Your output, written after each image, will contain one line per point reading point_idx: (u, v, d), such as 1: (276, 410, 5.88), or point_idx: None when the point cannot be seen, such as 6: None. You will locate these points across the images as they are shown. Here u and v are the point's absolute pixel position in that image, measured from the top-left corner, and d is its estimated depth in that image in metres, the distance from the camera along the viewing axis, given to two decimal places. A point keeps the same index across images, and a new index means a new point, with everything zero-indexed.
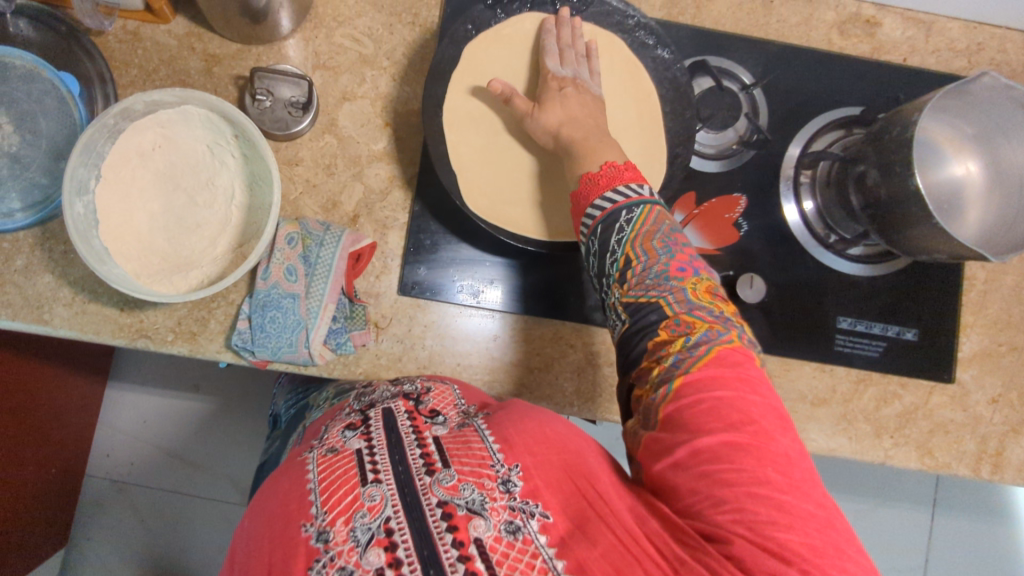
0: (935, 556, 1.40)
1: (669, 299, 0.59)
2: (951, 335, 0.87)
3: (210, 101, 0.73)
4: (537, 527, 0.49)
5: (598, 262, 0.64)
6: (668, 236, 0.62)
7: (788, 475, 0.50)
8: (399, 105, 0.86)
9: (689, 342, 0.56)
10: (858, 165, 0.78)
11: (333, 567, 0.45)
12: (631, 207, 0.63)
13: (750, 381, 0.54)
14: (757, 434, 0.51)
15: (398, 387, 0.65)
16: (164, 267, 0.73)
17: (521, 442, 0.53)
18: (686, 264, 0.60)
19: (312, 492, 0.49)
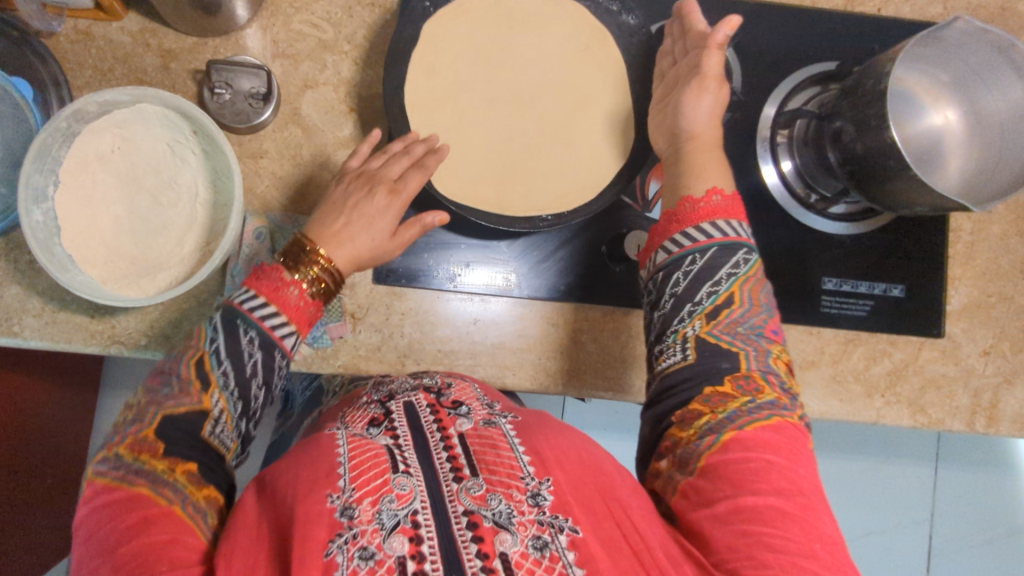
0: (940, 509, 1.40)
1: (751, 353, 0.60)
2: (939, 290, 0.85)
3: (165, 97, 0.71)
4: (566, 542, 0.46)
5: (688, 283, 0.63)
6: (766, 294, 0.65)
7: (831, 554, 0.50)
8: (363, 89, 0.84)
9: (753, 404, 0.57)
10: (833, 121, 0.76)
11: (354, 544, 0.44)
12: (748, 248, 0.64)
13: (802, 458, 0.55)
14: (804, 507, 0.52)
15: (418, 379, 0.68)
16: (131, 270, 0.72)
17: (553, 458, 0.53)
18: (776, 331, 0.63)
19: (341, 465, 0.51)
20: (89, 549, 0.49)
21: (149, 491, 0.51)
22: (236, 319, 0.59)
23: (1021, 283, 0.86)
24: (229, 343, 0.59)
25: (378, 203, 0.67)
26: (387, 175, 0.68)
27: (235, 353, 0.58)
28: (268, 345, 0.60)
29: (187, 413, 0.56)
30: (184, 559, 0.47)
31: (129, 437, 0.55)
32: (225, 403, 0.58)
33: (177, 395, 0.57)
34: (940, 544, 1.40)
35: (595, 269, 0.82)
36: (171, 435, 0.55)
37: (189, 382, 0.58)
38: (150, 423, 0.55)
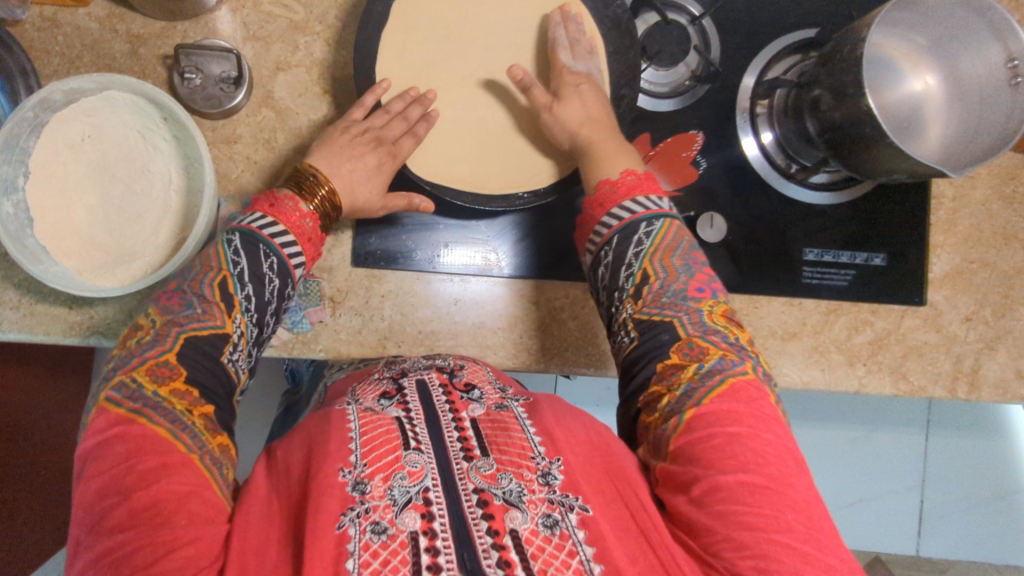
0: (931, 475, 1.41)
1: (684, 319, 0.59)
2: (921, 258, 0.85)
3: (133, 84, 0.70)
4: (577, 521, 0.47)
5: (610, 273, 0.64)
6: (687, 255, 0.63)
7: (808, 524, 0.49)
8: (337, 70, 0.82)
9: (703, 370, 0.56)
10: (812, 89, 0.75)
11: (366, 518, 0.45)
12: (650, 219, 0.63)
13: (764, 420, 0.53)
14: (775, 478, 0.50)
15: (431, 360, 0.67)
16: (107, 260, 0.72)
17: (564, 438, 0.53)
18: (704, 285, 0.62)
19: (352, 439, 0.50)
20: (99, 488, 0.47)
21: (168, 433, 0.49)
22: (257, 243, 0.60)
23: (1005, 249, 0.85)
24: (252, 266, 0.59)
25: (375, 159, 0.70)
26: (387, 134, 0.71)
27: (257, 275, 0.59)
28: (284, 273, 0.61)
29: (209, 336, 0.55)
30: (204, 512, 0.46)
31: (149, 359, 0.53)
32: (246, 328, 0.58)
33: (201, 317, 0.56)
34: (930, 509, 1.42)
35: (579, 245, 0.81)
36: (192, 363, 0.54)
37: (213, 304, 0.57)
38: (171, 346, 0.54)
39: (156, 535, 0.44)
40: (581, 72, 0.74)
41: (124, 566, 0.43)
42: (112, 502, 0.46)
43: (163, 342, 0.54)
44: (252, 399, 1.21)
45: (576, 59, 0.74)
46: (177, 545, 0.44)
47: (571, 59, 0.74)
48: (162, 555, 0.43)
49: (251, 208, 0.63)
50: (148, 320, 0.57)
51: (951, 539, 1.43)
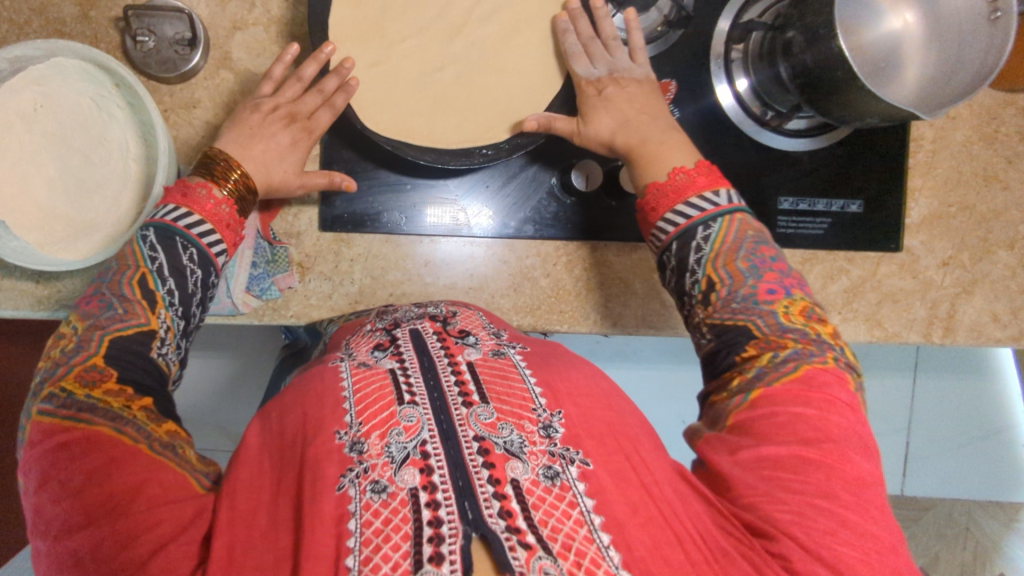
0: (918, 417, 1.43)
1: (758, 322, 0.57)
2: (899, 203, 0.83)
3: (80, 50, 0.68)
4: (577, 473, 0.47)
5: (676, 277, 0.63)
6: (752, 254, 0.60)
7: (858, 496, 0.48)
8: (296, 27, 0.79)
9: (777, 359, 0.55)
10: (785, 32, 0.71)
11: (366, 478, 0.45)
12: (707, 222, 0.61)
13: (838, 405, 0.51)
14: (831, 453, 0.49)
15: (421, 309, 0.66)
16: (69, 233, 0.71)
17: (564, 391, 0.53)
18: (776, 286, 0.59)
19: (346, 399, 0.50)
20: (50, 496, 0.46)
21: (112, 430, 0.49)
22: (173, 235, 0.58)
23: (985, 191, 0.84)
24: (170, 259, 0.58)
25: (288, 138, 0.68)
26: (302, 109, 0.69)
27: (179, 269, 0.58)
28: (206, 263, 0.60)
29: (135, 334, 0.55)
30: (162, 496, 0.46)
31: (75, 367, 0.52)
32: (172, 321, 0.58)
33: (124, 317, 0.55)
34: (916, 451, 1.45)
35: (552, 199, 0.80)
36: (121, 359, 0.53)
37: (134, 302, 0.56)
38: (97, 349, 0.53)
39: (117, 525, 0.44)
40: (600, 76, 0.72)
41: (92, 562, 0.44)
42: (67, 506, 0.45)
43: (90, 346, 0.53)
44: (241, 365, 1.22)
45: (595, 64, 0.72)
46: (141, 529, 0.44)
47: (589, 65, 0.73)
48: (128, 539, 0.43)
49: (163, 201, 0.61)
50: (71, 327, 0.55)
51: (934, 478, 1.47)
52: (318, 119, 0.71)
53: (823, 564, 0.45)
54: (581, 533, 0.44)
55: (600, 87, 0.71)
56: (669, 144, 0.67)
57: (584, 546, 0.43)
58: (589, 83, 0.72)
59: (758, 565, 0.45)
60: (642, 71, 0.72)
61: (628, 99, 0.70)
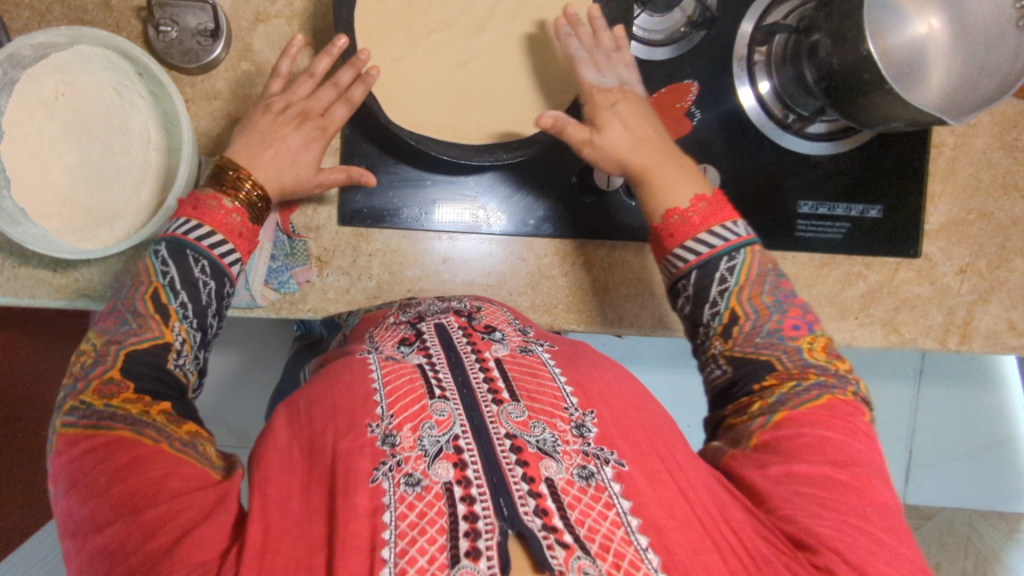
0: (922, 426, 1.43)
1: (782, 356, 0.56)
2: (918, 209, 0.83)
3: (103, 38, 0.67)
4: (611, 474, 0.46)
5: (692, 306, 0.62)
6: (775, 288, 0.60)
7: (887, 517, 0.48)
8: (318, 20, 0.78)
9: (799, 386, 0.54)
10: (811, 35, 0.71)
11: (400, 471, 0.44)
12: (731, 252, 0.60)
13: (860, 432, 0.52)
14: (859, 476, 0.49)
15: (446, 303, 0.66)
16: (88, 221, 0.71)
17: (596, 392, 0.53)
18: (800, 321, 0.58)
19: (376, 392, 0.51)
20: (78, 498, 0.46)
21: (131, 433, 0.48)
22: (184, 248, 0.58)
23: (1003, 199, 0.84)
24: (182, 272, 0.57)
25: (300, 139, 0.68)
26: (315, 107, 0.69)
27: (192, 285, 0.57)
28: (219, 274, 0.59)
29: (151, 347, 0.54)
30: (188, 485, 0.46)
31: (94, 380, 0.52)
32: (187, 334, 0.57)
33: (138, 331, 0.55)
34: (919, 459, 1.45)
35: (559, 203, 0.80)
36: (138, 370, 0.53)
37: (148, 317, 0.56)
38: (115, 362, 0.53)
39: (142, 518, 0.44)
40: (611, 87, 0.70)
41: (120, 559, 0.43)
42: (94, 504, 0.45)
43: (107, 359, 0.53)
44: (249, 360, 1.22)
45: (604, 74, 0.70)
46: (169, 517, 0.44)
47: (597, 74, 0.70)
48: (152, 531, 0.43)
49: (176, 215, 0.61)
50: (90, 344, 0.56)
51: (937, 487, 1.46)
52: (334, 117, 0.70)
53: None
54: (619, 534, 0.43)
55: (612, 99, 0.69)
56: (683, 164, 0.66)
57: (622, 548, 0.42)
58: (599, 94, 0.69)
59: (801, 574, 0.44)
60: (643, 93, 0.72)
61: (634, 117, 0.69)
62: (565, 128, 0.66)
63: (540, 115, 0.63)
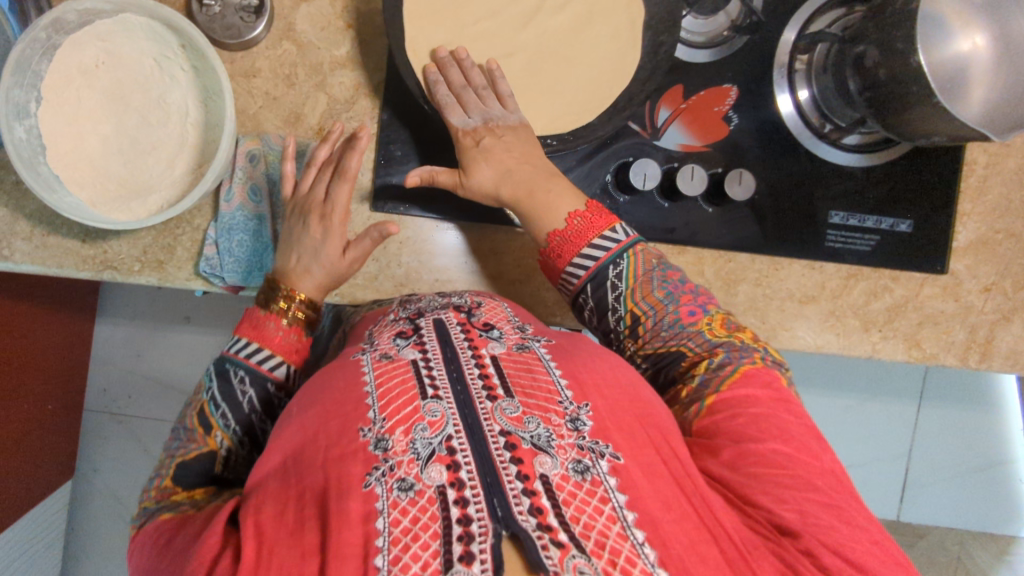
0: (919, 443, 1.44)
1: (690, 344, 0.61)
2: (948, 226, 0.83)
3: (149, 7, 0.66)
4: (607, 468, 0.46)
5: (597, 316, 0.66)
6: (665, 282, 0.64)
7: (839, 486, 0.52)
8: (362, 3, 0.77)
9: (714, 364, 0.59)
10: (855, 46, 0.71)
11: (393, 475, 0.44)
12: (615, 259, 0.64)
13: (784, 400, 0.56)
14: (802, 449, 0.53)
15: (446, 298, 0.64)
16: (121, 193, 0.70)
17: (591, 383, 0.52)
18: (695, 306, 0.63)
19: (368, 395, 0.49)
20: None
21: (167, 515, 0.53)
22: (225, 364, 0.61)
23: None
24: (223, 388, 0.60)
25: (320, 230, 0.70)
26: (316, 197, 0.70)
27: (232, 397, 0.60)
28: (258, 380, 0.61)
29: (195, 458, 0.58)
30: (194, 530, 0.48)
31: (152, 490, 0.57)
32: (231, 444, 0.60)
33: (185, 444, 0.59)
34: (915, 477, 1.45)
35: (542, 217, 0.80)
36: (187, 479, 0.57)
37: (193, 431, 0.59)
38: (167, 473, 0.57)
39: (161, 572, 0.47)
40: (476, 126, 0.71)
41: None
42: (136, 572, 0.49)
43: (163, 472, 0.57)
44: None
45: (470, 112, 0.71)
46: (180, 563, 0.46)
47: (464, 115, 0.71)
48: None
49: (236, 332, 0.64)
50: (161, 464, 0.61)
51: (933, 506, 1.46)
52: (337, 197, 0.70)
53: (846, 560, 0.48)
54: (614, 530, 0.43)
55: (478, 138, 0.70)
56: (552, 187, 0.68)
57: (618, 544, 0.42)
58: (466, 133, 0.71)
59: (790, 561, 0.47)
60: (514, 117, 0.72)
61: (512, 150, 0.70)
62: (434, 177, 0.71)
63: (408, 175, 0.70)
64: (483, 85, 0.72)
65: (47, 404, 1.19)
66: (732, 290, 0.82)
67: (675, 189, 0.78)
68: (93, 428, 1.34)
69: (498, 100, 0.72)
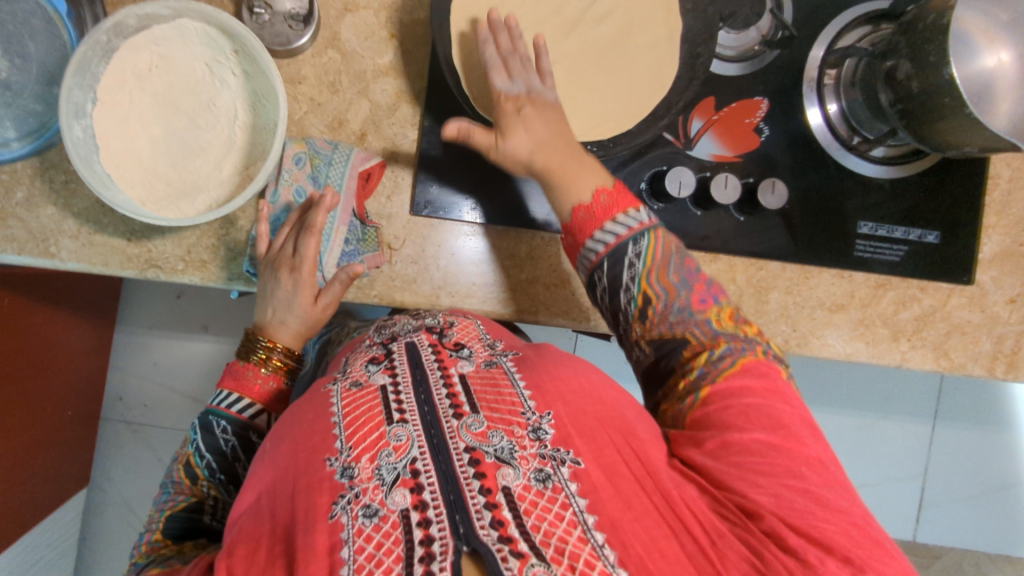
0: (934, 465, 1.41)
1: (695, 332, 0.61)
2: (975, 237, 0.85)
3: (207, 13, 0.68)
4: (568, 474, 0.48)
5: (609, 295, 0.65)
6: (680, 267, 0.64)
7: (822, 474, 0.52)
8: (405, 14, 0.79)
9: (715, 356, 0.59)
10: (887, 60, 0.74)
11: (358, 502, 0.47)
12: (637, 238, 0.63)
13: (781, 392, 0.57)
14: (789, 437, 0.54)
15: (420, 321, 0.68)
16: (169, 193, 0.71)
17: (554, 391, 0.54)
18: (705, 295, 0.63)
19: (336, 424, 0.52)
20: None
21: (156, 566, 0.56)
22: (208, 416, 0.66)
23: None
24: (207, 441, 0.66)
25: (291, 281, 0.72)
26: (285, 253, 0.72)
27: (215, 447, 0.65)
28: (240, 427, 0.67)
29: (182, 508, 0.63)
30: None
31: (143, 546, 0.61)
32: (217, 492, 0.66)
33: (172, 498, 0.64)
34: (931, 497, 1.41)
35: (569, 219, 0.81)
36: (176, 530, 0.61)
37: (180, 483, 0.65)
38: (157, 528, 0.61)
39: None
40: (519, 94, 0.69)
41: None
42: None
43: (155, 526, 0.62)
44: None
45: (514, 79, 0.69)
46: None
47: (508, 80, 0.69)
48: None
49: (218, 386, 0.70)
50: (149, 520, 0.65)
51: (949, 527, 1.42)
52: (305, 251, 0.71)
53: (811, 539, 0.49)
54: (575, 534, 0.45)
55: (519, 106, 0.69)
56: (584, 163, 0.68)
57: (577, 548, 0.44)
58: (507, 99, 0.69)
59: (754, 546, 0.48)
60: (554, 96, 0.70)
61: (545, 123, 0.68)
62: (469, 135, 0.69)
63: (446, 123, 0.68)
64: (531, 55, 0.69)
65: (66, 409, 1.19)
66: (764, 297, 0.83)
67: (709, 198, 0.80)
68: (107, 436, 1.33)
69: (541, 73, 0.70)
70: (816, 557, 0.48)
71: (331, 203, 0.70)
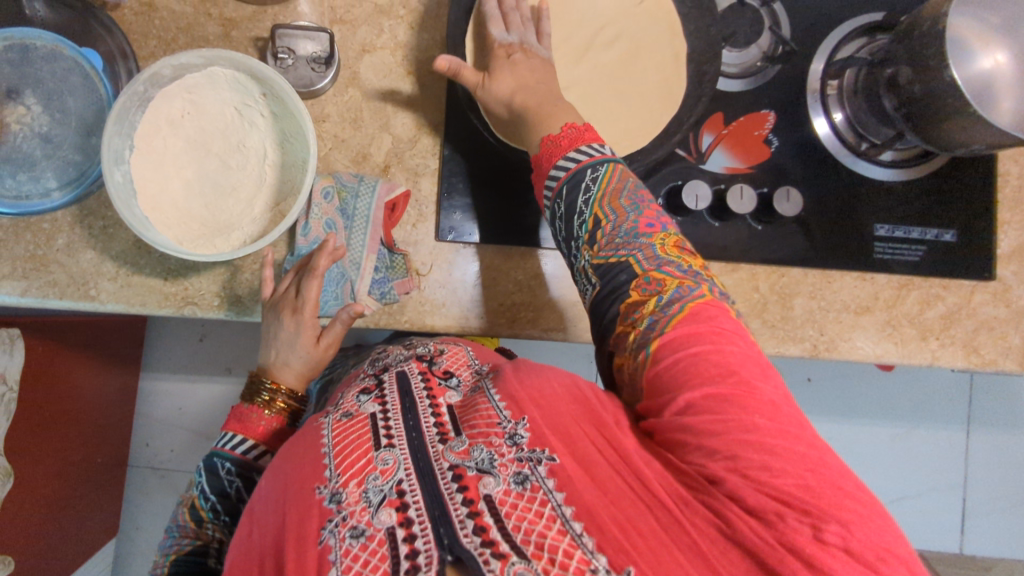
0: (973, 474, 1.38)
1: (638, 256, 0.59)
2: (992, 233, 0.86)
3: (238, 60, 0.72)
4: (545, 472, 0.48)
5: (565, 223, 0.65)
6: (633, 194, 0.63)
7: (777, 420, 0.49)
8: (421, 52, 0.83)
9: (663, 301, 0.57)
10: (886, 68, 0.76)
11: (345, 525, 0.47)
12: (595, 164, 0.64)
13: (727, 334, 0.54)
14: (740, 385, 0.51)
15: (411, 350, 0.68)
16: (204, 232, 0.74)
17: (526, 396, 0.53)
18: (653, 220, 0.62)
19: (325, 454, 0.52)
20: None
21: None
22: (212, 458, 0.66)
23: None
24: (212, 484, 0.65)
25: (292, 326, 0.72)
26: (289, 295, 0.73)
27: (219, 489, 0.65)
28: (244, 468, 0.66)
29: (187, 551, 0.63)
30: None
31: None
32: (222, 534, 0.65)
33: (178, 541, 0.64)
34: (974, 507, 1.38)
35: None
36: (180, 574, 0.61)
37: (186, 526, 0.65)
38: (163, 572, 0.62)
39: None
40: (512, 43, 0.75)
41: None
42: None
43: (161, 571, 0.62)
44: None
45: (510, 30, 0.75)
46: None
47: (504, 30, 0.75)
48: None
49: (223, 429, 0.69)
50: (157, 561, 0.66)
51: (996, 538, 1.38)
52: (308, 292, 0.72)
53: (764, 490, 0.45)
54: (553, 529, 0.46)
55: (510, 52, 0.74)
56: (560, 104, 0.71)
57: (556, 541, 0.45)
58: (501, 46, 0.74)
59: (715, 508, 0.46)
60: (545, 54, 0.76)
61: (530, 69, 0.73)
62: (457, 75, 0.72)
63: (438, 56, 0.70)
64: (529, 16, 0.76)
65: (96, 457, 1.19)
66: (789, 303, 0.83)
67: (726, 210, 0.82)
68: (135, 485, 1.33)
69: (535, 32, 0.77)
70: (773, 512, 0.45)
71: (332, 249, 0.71)
